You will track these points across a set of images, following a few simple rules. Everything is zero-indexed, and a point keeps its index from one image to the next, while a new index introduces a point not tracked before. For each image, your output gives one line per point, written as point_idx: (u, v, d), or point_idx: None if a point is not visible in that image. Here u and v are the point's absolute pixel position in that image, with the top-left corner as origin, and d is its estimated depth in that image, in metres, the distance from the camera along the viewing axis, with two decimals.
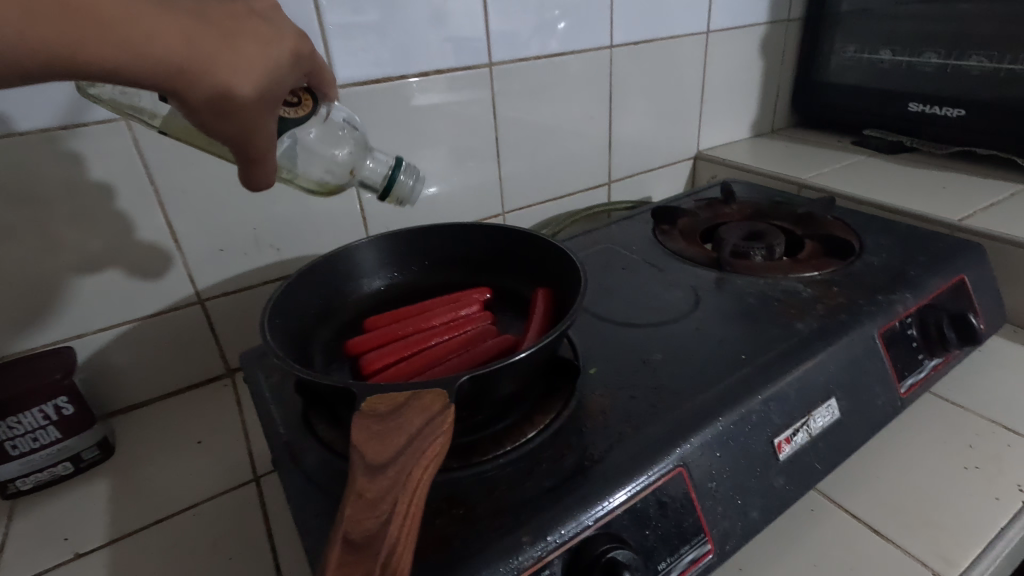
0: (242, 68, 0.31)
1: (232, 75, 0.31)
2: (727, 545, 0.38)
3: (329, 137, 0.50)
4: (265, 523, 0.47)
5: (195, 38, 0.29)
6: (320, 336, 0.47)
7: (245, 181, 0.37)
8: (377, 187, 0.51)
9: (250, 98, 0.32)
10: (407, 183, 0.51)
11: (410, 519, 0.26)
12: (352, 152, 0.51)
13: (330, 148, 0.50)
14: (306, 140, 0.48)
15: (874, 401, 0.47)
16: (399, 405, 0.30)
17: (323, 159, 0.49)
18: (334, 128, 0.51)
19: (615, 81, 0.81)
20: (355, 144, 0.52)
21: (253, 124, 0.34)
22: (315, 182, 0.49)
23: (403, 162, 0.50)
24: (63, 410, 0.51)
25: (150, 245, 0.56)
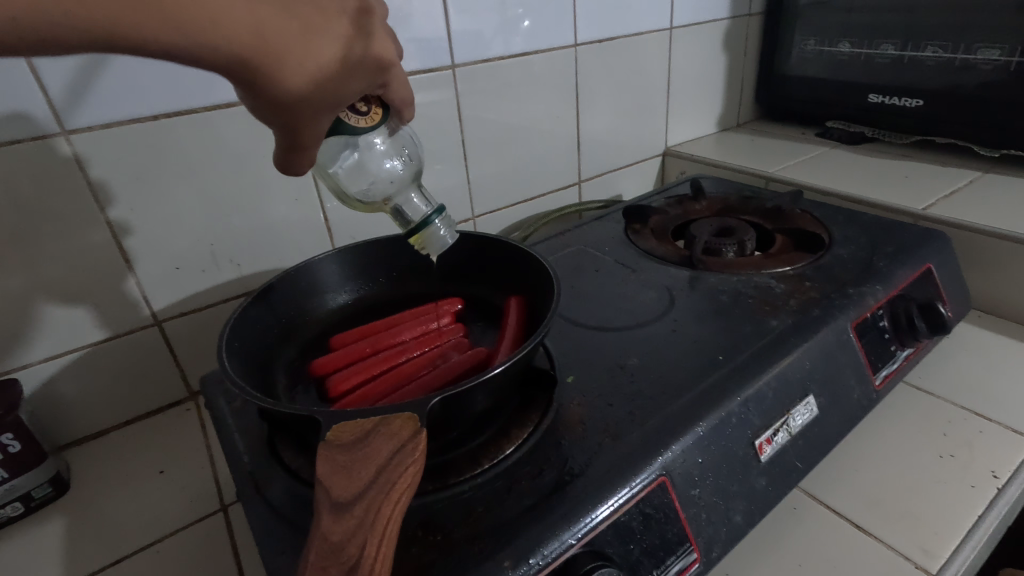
0: (314, 66, 0.28)
1: (302, 73, 0.28)
2: (713, 552, 0.37)
3: (387, 154, 0.45)
4: (233, 555, 0.45)
5: (268, 28, 0.26)
6: (282, 356, 0.44)
7: (280, 164, 0.34)
8: (406, 220, 0.45)
9: (315, 103, 0.30)
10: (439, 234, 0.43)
11: (381, 561, 0.25)
12: (404, 176, 0.46)
13: (381, 165, 0.45)
14: (364, 148, 0.44)
15: (850, 394, 0.47)
16: (366, 433, 0.28)
17: (370, 172, 0.45)
18: (398, 146, 0.46)
19: (581, 79, 0.80)
20: (410, 172, 0.46)
21: (308, 126, 0.31)
22: (349, 189, 0.45)
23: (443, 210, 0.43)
24: (10, 448, 0.48)
25: (99, 267, 0.53)
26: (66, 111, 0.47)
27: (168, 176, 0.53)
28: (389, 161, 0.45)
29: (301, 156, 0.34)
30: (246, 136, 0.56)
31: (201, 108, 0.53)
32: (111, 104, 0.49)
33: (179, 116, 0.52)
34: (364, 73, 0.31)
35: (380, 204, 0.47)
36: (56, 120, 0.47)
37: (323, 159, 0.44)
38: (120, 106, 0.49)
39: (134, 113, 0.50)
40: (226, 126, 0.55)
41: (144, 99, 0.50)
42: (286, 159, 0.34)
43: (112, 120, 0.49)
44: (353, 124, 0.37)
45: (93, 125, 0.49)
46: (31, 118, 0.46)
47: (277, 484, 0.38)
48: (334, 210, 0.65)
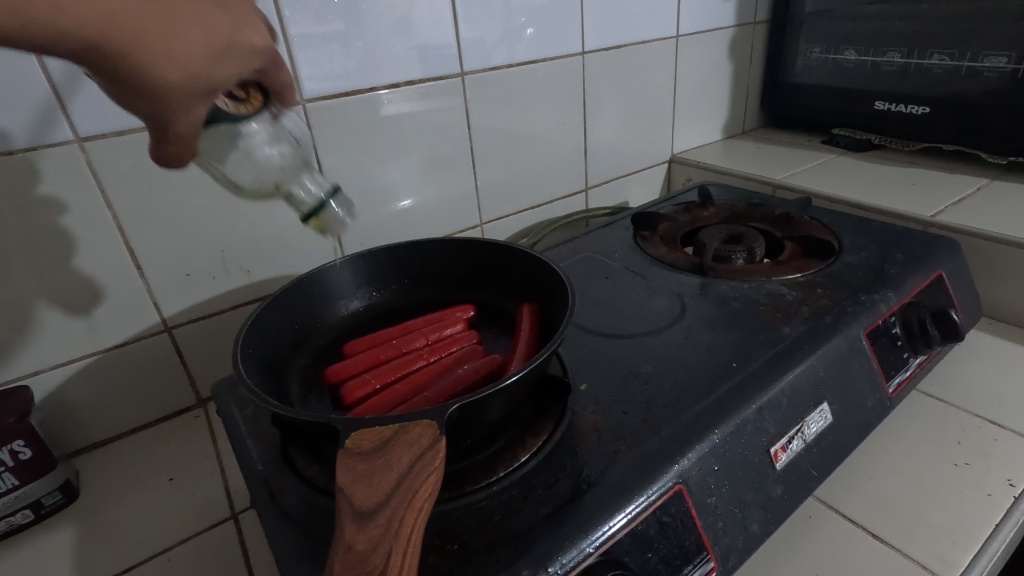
0: (178, 47, 0.27)
1: (166, 54, 0.27)
2: (730, 561, 0.37)
3: (270, 147, 0.44)
4: (245, 563, 0.45)
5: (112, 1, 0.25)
6: (295, 363, 0.44)
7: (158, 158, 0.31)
8: (301, 206, 0.47)
9: (183, 82, 0.28)
10: (337, 212, 0.47)
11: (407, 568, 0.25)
12: (287, 163, 0.46)
13: (265, 154, 0.44)
14: (248, 140, 0.42)
15: (864, 401, 0.47)
16: (385, 441, 0.28)
17: (254, 162, 0.44)
18: (280, 137, 0.45)
19: (587, 86, 0.81)
20: (294, 160, 0.46)
21: (170, 104, 0.29)
22: (235, 176, 0.44)
23: (339, 192, 0.48)
24: (20, 455, 0.47)
25: (111, 273, 0.53)
26: (80, 119, 0.47)
27: (180, 182, 0.54)
28: (270, 150, 0.44)
29: (184, 144, 0.31)
30: None
31: None
32: (125, 111, 0.49)
33: None
34: (237, 58, 0.30)
35: (268, 189, 0.46)
36: (70, 127, 0.47)
37: (210, 154, 0.42)
38: (135, 113, 0.50)
39: None
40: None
41: None
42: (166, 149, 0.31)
43: (127, 128, 0.50)
44: (227, 109, 0.36)
45: (107, 133, 0.49)
46: (44, 126, 0.46)
47: (291, 492, 0.38)
48: None
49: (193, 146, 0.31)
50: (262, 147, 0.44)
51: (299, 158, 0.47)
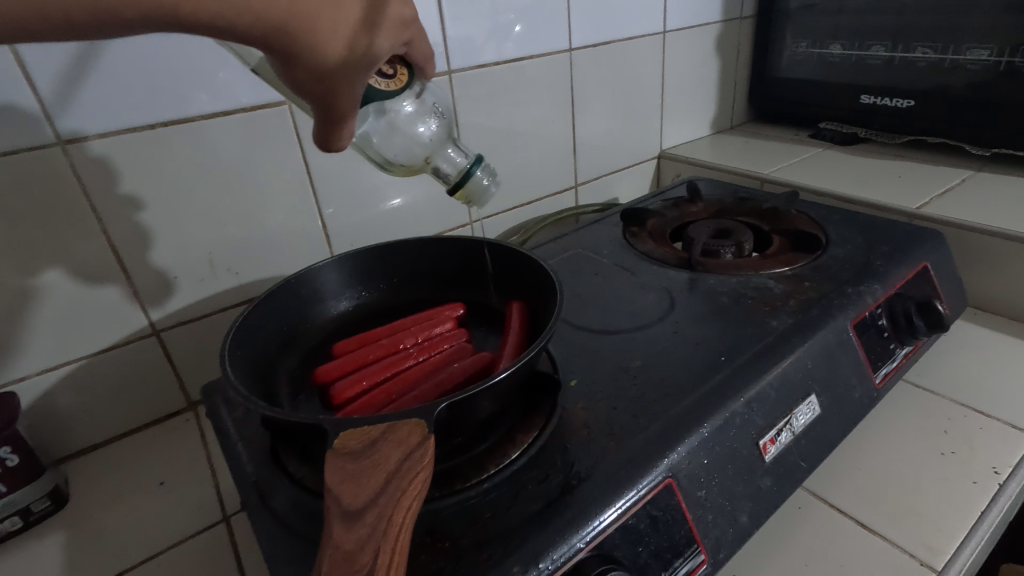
0: (342, 31, 0.31)
1: (335, 38, 0.31)
2: (720, 553, 0.37)
3: (418, 120, 0.50)
4: (237, 566, 0.44)
5: None
6: (284, 363, 0.44)
7: (320, 142, 0.37)
8: (447, 178, 0.51)
9: (348, 63, 0.32)
10: (482, 182, 0.51)
11: (396, 567, 0.25)
12: (435, 137, 0.51)
13: (416, 129, 0.50)
14: (394, 113, 0.48)
15: (851, 392, 0.47)
16: (373, 441, 0.28)
17: (406, 136, 0.50)
18: (422, 112, 0.50)
19: (575, 83, 0.81)
20: (440, 132, 0.52)
21: (341, 85, 0.33)
22: (384, 158, 0.50)
23: (482, 161, 0.51)
24: (7, 462, 0.47)
25: (96, 276, 0.53)
26: (62, 121, 0.47)
27: (165, 184, 0.53)
28: (417, 124, 0.50)
29: (348, 127, 0.36)
30: (244, 143, 0.56)
31: (200, 116, 0.53)
32: (107, 112, 0.49)
33: (174, 125, 0.52)
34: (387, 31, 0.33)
35: (419, 164, 0.51)
36: (52, 129, 0.47)
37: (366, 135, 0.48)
38: (118, 114, 0.49)
39: (131, 122, 0.50)
40: (225, 134, 0.55)
41: (144, 109, 0.50)
42: (336, 136, 0.36)
43: (110, 129, 0.49)
44: (383, 87, 0.39)
45: (91, 134, 0.49)
46: (25, 129, 0.46)
47: (281, 494, 0.37)
48: (333, 217, 0.65)
49: (350, 128, 0.36)
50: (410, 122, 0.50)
51: (447, 133, 0.52)
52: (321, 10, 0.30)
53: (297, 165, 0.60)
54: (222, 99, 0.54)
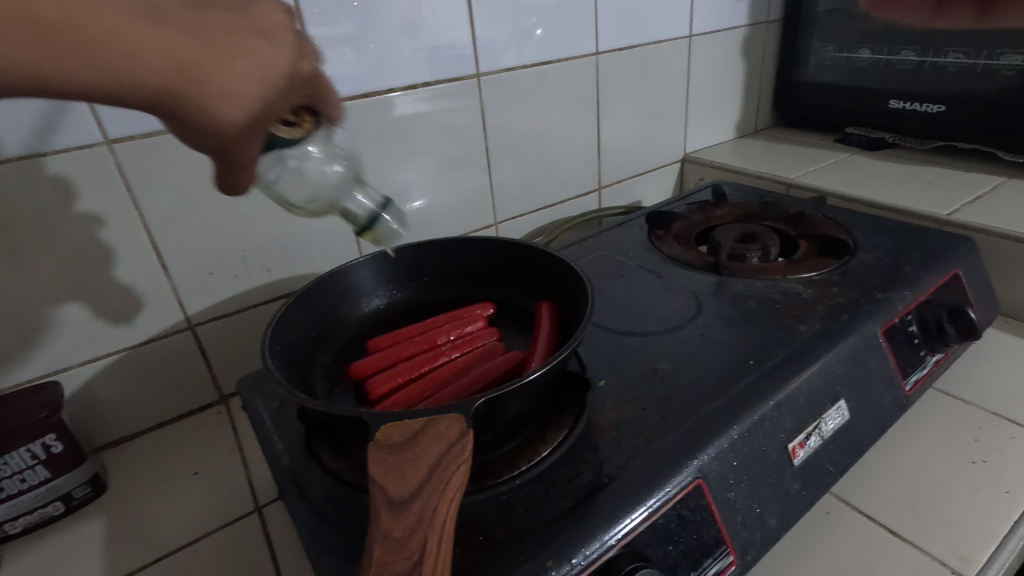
0: (233, 89, 0.28)
1: (225, 99, 0.28)
2: (748, 555, 0.37)
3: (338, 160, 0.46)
4: (270, 556, 0.46)
5: (178, 52, 0.27)
6: (319, 359, 0.45)
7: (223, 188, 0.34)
8: (356, 220, 0.46)
9: (244, 121, 0.29)
10: (390, 225, 0.47)
11: (442, 555, 0.25)
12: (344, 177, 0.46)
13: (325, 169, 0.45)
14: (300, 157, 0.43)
15: (880, 398, 0.47)
16: (415, 434, 0.29)
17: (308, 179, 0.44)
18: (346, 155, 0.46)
19: (600, 87, 0.81)
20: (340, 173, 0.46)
21: (236, 142, 0.30)
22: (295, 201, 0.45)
23: (389, 205, 0.47)
24: (52, 448, 0.49)
25: (137, 272, 0.54)
26: (109, 122, 0.49)
27: (203, 183, 0.55)
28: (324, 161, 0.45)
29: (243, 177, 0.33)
30: None
31: None
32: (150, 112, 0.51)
33: None
34: (284, 87, 0.30)
35: (324, 208, 0.46)
36: (99, 129, 0.49)
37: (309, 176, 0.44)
38: None
39: None
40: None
41: None
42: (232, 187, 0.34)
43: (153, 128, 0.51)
44: (285, 136, 0.35)
45: (135, 135, 0.50)
46: (75, 129, 0.48)
47: (317, 485, 0.39)
48: None
49: (249, 177, 0.33)
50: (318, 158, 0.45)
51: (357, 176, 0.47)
52: (206, 67, 0.28)
53: None
54: None
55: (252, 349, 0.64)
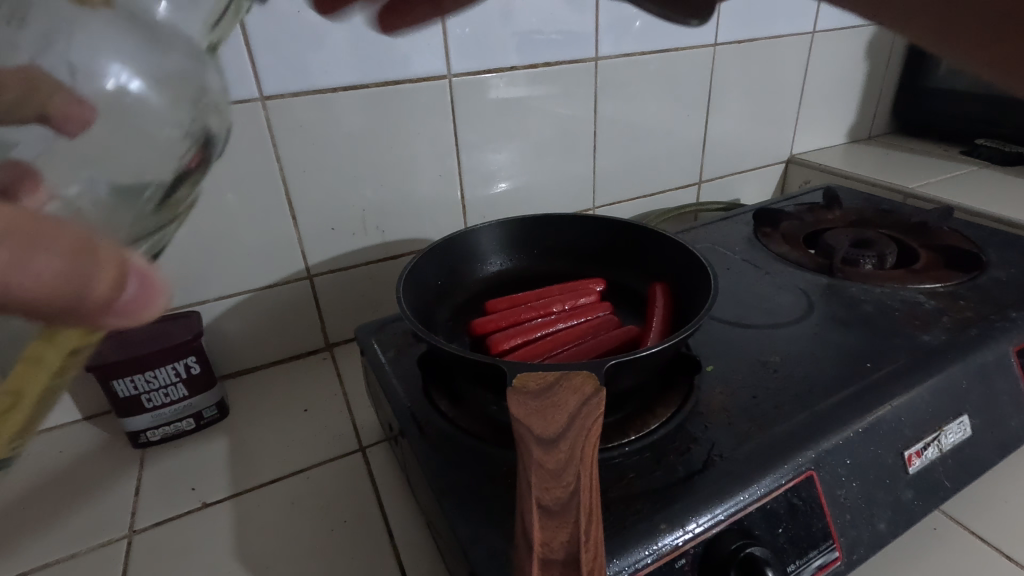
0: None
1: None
2: (855, 555, 0.37)
3: (174, 23, 0.30)
4: (375, 492, 0.49)
5: None
6: (439, 311, 0.49)
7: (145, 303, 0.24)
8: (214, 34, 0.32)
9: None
10: None
11: (591, 489, 0.27)
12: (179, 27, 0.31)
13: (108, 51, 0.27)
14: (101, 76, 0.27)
15: (1006, 421, 0.45)
16: (551, 384, 0.31)
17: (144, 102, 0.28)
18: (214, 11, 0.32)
19: (715, 79, 0.80)
20: (186, 85, 0.28)
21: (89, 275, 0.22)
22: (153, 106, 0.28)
23: None
24: (191, 369, 0.55)
25: (272, 219, 0.60)
26: (266, 79, 0.55)
27: (334, 143, 0.60)
28: (113, 71, 0.27)
29: (88, 284, 0.22)
30: (405, 112, 0.62)
31: (373, 84, 0.59)
32: (298, 74, 0.56)
33: (349, 90, 0.58)
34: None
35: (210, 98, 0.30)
36: (257, 85, 0.54)
37: (68, 139, 0.27)
38: (308, 78, 0.56)
39: (318, 85, 0.57)
40: (377, 102, 0.60)
41: (324, 74, 0.57)
42: (120, 302, 0.23)
43: (301, 90, 0.56)
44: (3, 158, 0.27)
45: (286, 93, 0.56)
46: (238, 85, 0.54)
47: (434, 426, 0.41)
48: (472, 189, 0.69)
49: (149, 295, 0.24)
50: (100, 54, 0.26)
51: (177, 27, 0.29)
52: None
53: (447, 137, 0.65)
54: (394, 68, 0.59)
55: (360, 303, 0.68)
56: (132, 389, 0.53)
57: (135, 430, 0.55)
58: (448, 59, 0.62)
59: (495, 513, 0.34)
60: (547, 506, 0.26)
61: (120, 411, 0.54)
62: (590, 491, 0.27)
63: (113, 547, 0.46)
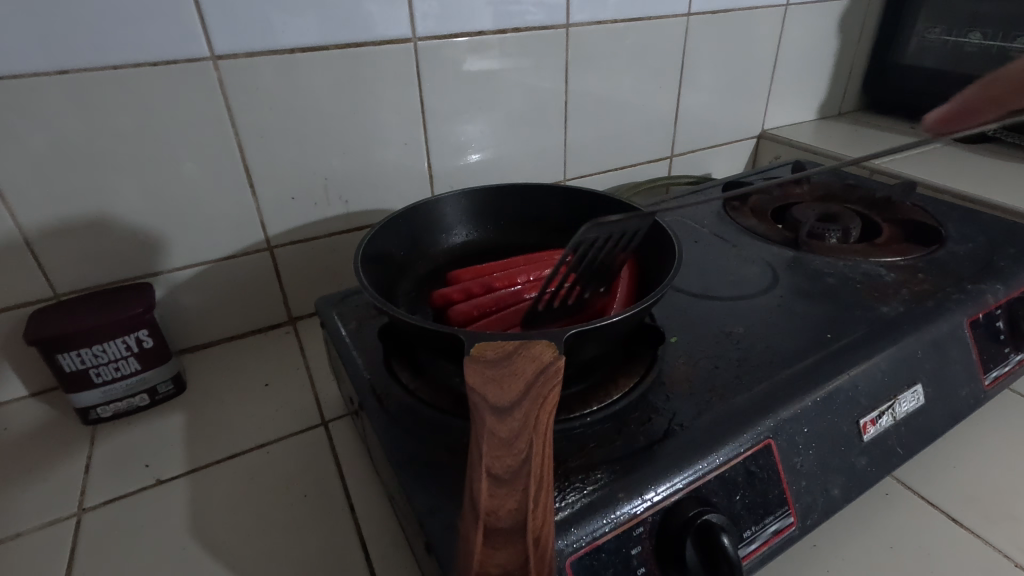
0: None
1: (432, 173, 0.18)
2: (809, 520, 0.38)
3: None
4: (336, 465, 0.48)
5: None
6: (401, 282, 0.48)
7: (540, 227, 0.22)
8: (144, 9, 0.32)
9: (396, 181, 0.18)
10: None
11: (544, 458, 0.27)
12: None
13: None
14: None
15: (958, 390, 0.46)
16: (508, 353, 0.30)
17: None
18: None
19: (689, 50, 0.79)
20: None
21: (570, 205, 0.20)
22: None
23: None
24: (144, 342, 0.53)
25: (229, 188, 0.57)
26: (216, 38, 0.51)
27: (292, 109, 0.57)
28: None
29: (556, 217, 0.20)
30: (367, 78, 0.59)
31: (334, 46, 0.56)
32: (251, 32, 0.52)
33: (307, 52, 0.55)
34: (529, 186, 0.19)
35: None
36: (207, 45, 0.51)
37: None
38: (262, 37, 0.53)
39: (274, 45, 0.54)
40: (337, 65, 0.57)
41: (279, 33, 0.53)
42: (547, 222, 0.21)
43: (254, 50, 0.53)
44: None
45: (239, 53, 0.52)
46: (186, 43, 0.50)
47: (395, 399, 0.40)
48: (439, 159, 0.67)
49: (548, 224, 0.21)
50: None
51: None
52: None
53: (413, 105, 0.63)
54: (356, 30, 0.56)
55: (323, 276, 0.67)
56: (79, 363, 0.51)
57: (85, 407, 0.53)
58: (414, 21, 0.59)
59: (454, 484, 0.34)
60: (497, 474, 0.26)
61: (68, 386, 0.51)
62: (543, 458, 0.27)
63: (60, 526, 0.45)
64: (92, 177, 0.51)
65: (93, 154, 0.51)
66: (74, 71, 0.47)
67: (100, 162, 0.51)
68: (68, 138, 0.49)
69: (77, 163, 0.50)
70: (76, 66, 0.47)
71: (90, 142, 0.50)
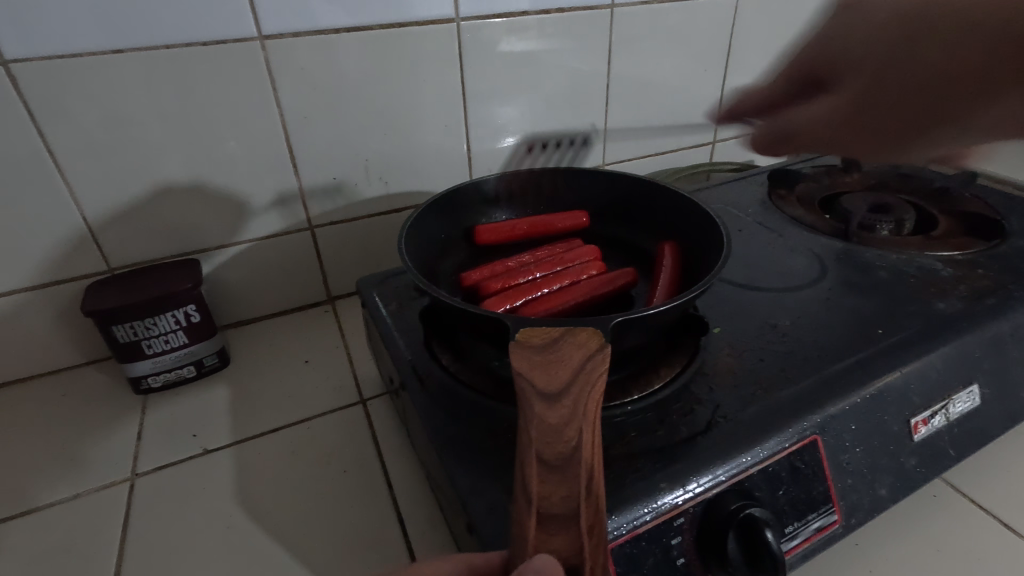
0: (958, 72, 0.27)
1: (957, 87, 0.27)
2: (853, 518, 0.37)
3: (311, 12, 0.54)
4: (374, 443, 0.49)
5: None
6: (444, 264, 0.49)
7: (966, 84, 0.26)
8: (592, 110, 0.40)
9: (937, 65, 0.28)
10: None
11: (593, 445, 0.27)
12: None
13: None
14: None
15: (1016, 392, 0.44)
16: (554, 340, 0.30)
17: None
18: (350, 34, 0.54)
19: (736, 32, 0.76)
20: None
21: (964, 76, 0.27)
22: None
23: None
24: (192, 317, 0.55)
25: (272, 167, 0.58)
26: (264, 18, 0.52)
27: (335, 90, 0.57)
28: None
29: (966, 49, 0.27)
30: (410, 58, 0.59)
31: (378, 26, 0.56)
32: (298, 12, 0.53)
33: (349, 31, 0.55)
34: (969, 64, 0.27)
35: None
36: (255, 25, 0.52)
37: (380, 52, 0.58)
38: (308, 17, 0.53)
39: (318, 25, 0.54)
40: (380, 45, 0.57)
41: (323, 12, 0.53)
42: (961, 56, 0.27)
43: (300, 30, 0.53)
44: None
45: (286, 32, 0.53)
46: (235, 22, 0.51)
47: (435, 380, 0.41)
48: (478, 141, 0.67)
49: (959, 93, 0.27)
50: None
51: None
52: None
53: (454, 87, 0.62)
54: (398, 9, 0.56)
55: (362, 257, 0.67)
56: (132, 335, 0.53)
57: (136, 376, 0.55)
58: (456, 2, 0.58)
59: (496, 467, 0.34)
60: (548, 460, 0.26)
61: (121, 356, 0.54)
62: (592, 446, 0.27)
63: (116, 489, 0.47)
64: (142, 154, 0.53)
65: (146, 132, 0.52)
66: (129, 49, 0.49)
67: (151, 140, 0.53)
68: (122, 115, 0.51)
69: (131, 140, 0.52)
70: (131, 45, 0.49)
71: (142, 121, 0.52)
